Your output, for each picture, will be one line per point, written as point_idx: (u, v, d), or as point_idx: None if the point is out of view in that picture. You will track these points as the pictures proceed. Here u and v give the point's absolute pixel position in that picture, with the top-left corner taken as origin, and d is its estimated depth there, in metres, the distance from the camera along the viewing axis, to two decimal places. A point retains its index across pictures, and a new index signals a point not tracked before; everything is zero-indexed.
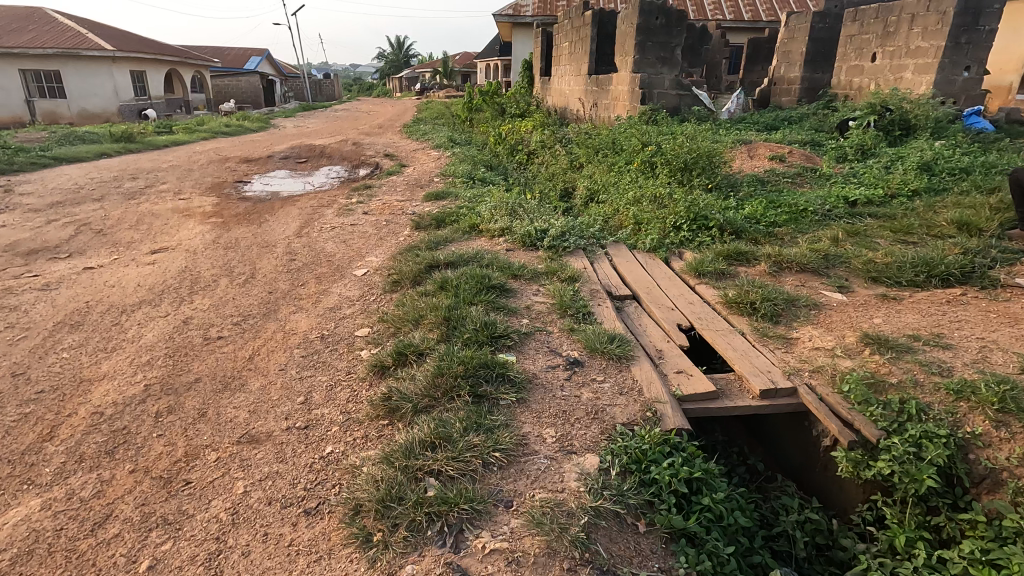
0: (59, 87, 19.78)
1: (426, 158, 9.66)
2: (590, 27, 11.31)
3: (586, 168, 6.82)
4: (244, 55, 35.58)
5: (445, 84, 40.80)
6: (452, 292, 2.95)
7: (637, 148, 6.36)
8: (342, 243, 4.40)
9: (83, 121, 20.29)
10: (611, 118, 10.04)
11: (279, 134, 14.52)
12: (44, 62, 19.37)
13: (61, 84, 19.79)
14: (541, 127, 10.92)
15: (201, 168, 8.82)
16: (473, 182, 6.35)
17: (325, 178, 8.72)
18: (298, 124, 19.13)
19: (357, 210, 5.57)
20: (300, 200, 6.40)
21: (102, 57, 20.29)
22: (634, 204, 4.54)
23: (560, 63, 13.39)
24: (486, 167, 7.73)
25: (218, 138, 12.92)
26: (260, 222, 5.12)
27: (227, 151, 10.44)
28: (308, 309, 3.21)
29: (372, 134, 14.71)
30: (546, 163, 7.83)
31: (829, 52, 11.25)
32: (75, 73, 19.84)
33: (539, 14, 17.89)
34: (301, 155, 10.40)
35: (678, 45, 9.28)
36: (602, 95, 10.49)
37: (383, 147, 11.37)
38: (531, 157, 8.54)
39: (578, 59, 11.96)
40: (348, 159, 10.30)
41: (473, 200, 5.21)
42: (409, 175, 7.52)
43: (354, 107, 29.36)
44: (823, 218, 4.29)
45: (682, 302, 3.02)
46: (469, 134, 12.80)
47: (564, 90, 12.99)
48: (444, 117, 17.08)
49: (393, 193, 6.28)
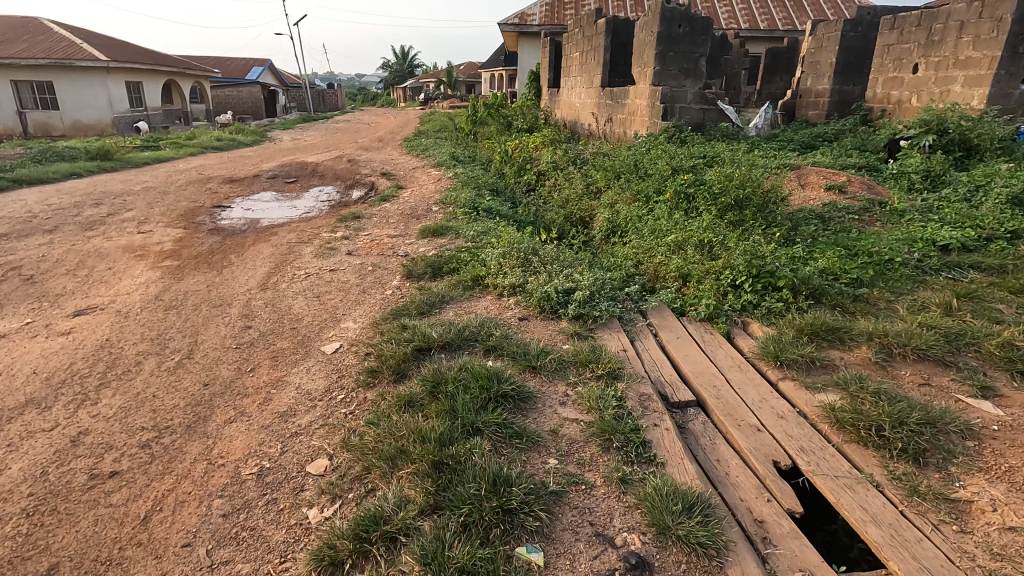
0: (52, 98, 19.24)
1: (425, 179, 8.87)
2: (604, 36, 10.52)
3: (606, 196, 5.99)
4: (245, 65, 35.08)
5: (449, 94, 40.22)
6: (447, 403, 2.10)
7: (666, 174, 5.52)
8: (315, 302, 3.56)
9: (76, 133, 19.63)
10: (628, 134, 9.23)
11: (273, 149, 13.81)
12: (37, 73, 18.85)
13: (54, 95, 19.18)
14: (551, 144, 10.11)
15: (178, 191, 8.03)
16: (477, 214, 5.53)
17: (314, 202, 7.93)
18: (296, 137, 18.46)
19: (339, 249, 4.75)
20: (278, 233, 5.59)
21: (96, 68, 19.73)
22: (676, 252, 3.69)
23: (569, 75, 12.61)
24: (491, 192, 6.90)
25: (207, 153, 12.20)
26: (222, 266, 4.30)
27: (212, 169, 9.68)
28: (250, 415, 2.36)
29: (371, 149, 13.95)
30: (558, 188, 7.01)
31: (861, 62, 10.40)
32: (68, 84, 19.21)
33: (546, 23, 17.16)
34: (291, 174, 9.62)
35: (702, 55, 8.45)
36: (617, 109, 9.68)
37: (380, 165, 10.59)
38: (541, 179, 7.73)
39: (590, 70, 11.18)
40: (342, 179, 9.51)
41: (476, 241, 4.37)
42: (405, 201, 6.71)
43: (356, 117, 28.73)
44: (915, 272, 3.42)
45: (769, 416, 2.15)
46: (473, 150, 12.01)
47: (575, 102, 12.21)
48: (447, 130, 16.35)
49: (384, 225, 5.46)
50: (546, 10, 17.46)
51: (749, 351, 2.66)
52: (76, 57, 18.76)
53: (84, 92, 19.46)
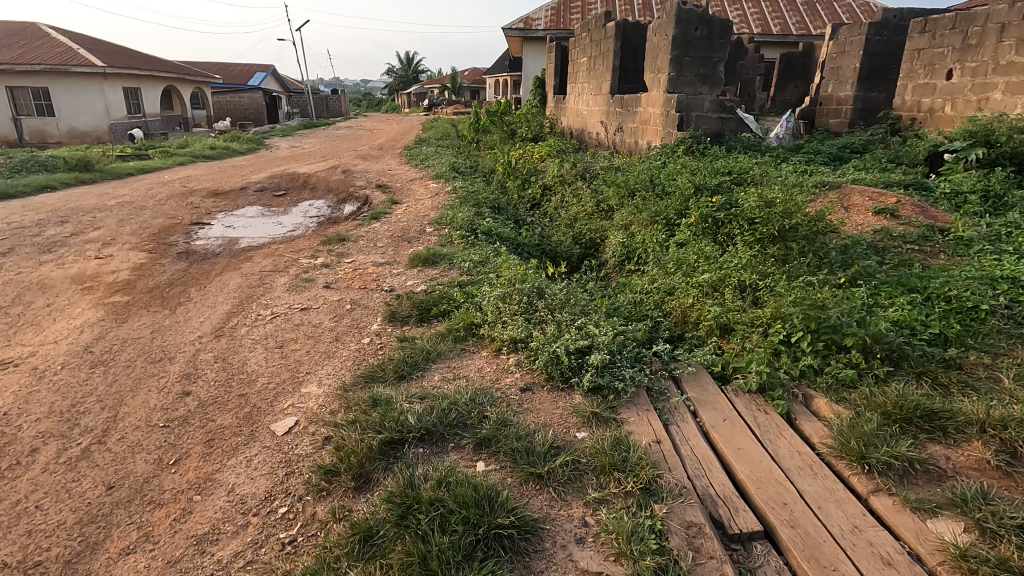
0: (47, 104, 18.86)
1: (422, 193, 8.31)
2: (613, 40, 9.95)
3: (619, 218, 5.38)
4: (247, 70, 34.85)
5: (453, 100, 39.89)
6: (417, 548, 1.50)
7: (688, 193, 4.91)
8: (275, 355, 2.97)
9: (72, 140, 19.15)
10: (639, 144, 8.64)
11: (268, 158, 13.32)
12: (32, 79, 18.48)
13: (50, 102, 18.75)
14: (556, 155, 9.54)
15: (157, 206, 7.49)
16: (476, 237, 4.92)
17: (303, 218, 7.38)
18: (294, 145, 17.97)
19: (315, 281, 4.16)
20: (253, 258, 5.01)
21: (93, 74, 19.32)
22: (710, 296, 3.07)
23: (576, 81, 12.04)
24: (492, 210, 6.31)
25: (197, 163, 11.70)
26: (178, 303, 3.73)
27: (197, 181, 9.15)
28: (155, 542, 1.75)
29: (369, 158, 13.40)
30: (566, 207, 6.41)
31: (887, 67, 9.75)
32: (65, 91, 18.76)
33: (552, 28, 16.67)
34: (281, 186, 9.08)
35: (721, 61, 7.85)
36: (628, 118, 9.09)
37: (376, 176, 10.03)
38: (547, 195, 7.14)
39: (599, 77, 10.61)
40: (334, 192, 8.95)
41: (473, 275, 3.77)
42: (397, 220, 6.13)
43: (360, 124, 28.46)
44: (1007, 322, 2.78)
45: (873, 564, 1.53)
46: (474, 160, 11.46)
47: (582, 110, 11.64)
48: (449, 137, 15.84)
49: (371, 250, 4.87)
50: (552, 15, 17.00)
51: (822, 442, 2.05)
52: (72, 63, 18.32)
53: (81, 99, 19.01)
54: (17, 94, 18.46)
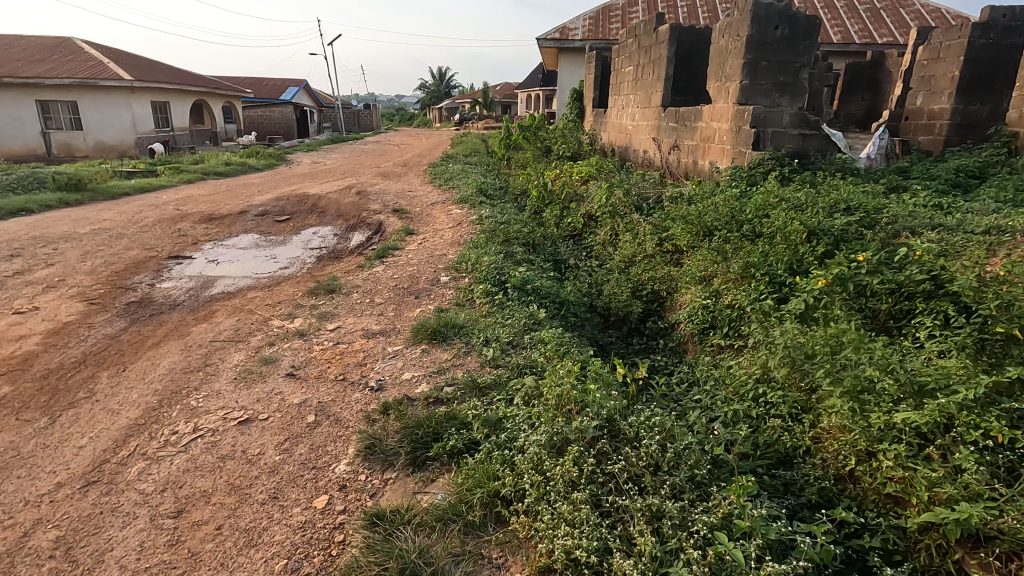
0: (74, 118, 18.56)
1: (444, 220, 7.14)
2: (665, 46, 8.67)
3: (694, 269, 4.08)
4: (280, 85, 34.88)
5: (484, 115, 39.22)
6: None
7: (797, 239, 3.55)
8: (159, 541, 1.74)
9: (98, 154, 18.76)
10: (701, 165, 7.31)
11: (284, 176, 12.46)
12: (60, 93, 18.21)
13: (78, 115, 18.41)
14: (598, 178, 8.26)
15: (138, 234, 6.50)
16: (505, 294, 3.67)
17: (302, 251, 6.29)
18: (317, 160, 17.24)
19: (277, 363, 2.95)
20: (214, 315, 3.86)
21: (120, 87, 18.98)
22: (923, 459, 1.76)
23: (620, 94, 10.78)
24: (525, 249, 5.05)
25: (207, 181, 10.86)
26: (68, 404, 2.56)
27: (195, 203, 8.20)
28: None
29: (391, 176, 12.40)
30: (619, 247, 5.12)
31: (993, 75, 7.58)
32: (92, 104, 18.40)
33: (591, 39, 15.54)
34: (286, 210, 8.04)
35: (806, 65, 6.44)
36: (686, 135, 7.76)
37: (394, 198, 8.93)
38: (594, 227, 5.85)
39: (648, 88, 9.32)
40: (345, 218, 7.86)
41: (500, 373, 2.51)
42: (407, 259, 4.94)
43: (388, 138, 27.83)
44: None
45: None
46: (505, 182, 10.28)
47: (626, 125, 10.38)
48: (478, 154, 14.83)
49: (364, 310, 3.66)
50: (590, 24, 16.05)
51: None
52: (100, 76, 17.96)
53: (108, 112, 18.63)
54: (46, 108, 18.17)
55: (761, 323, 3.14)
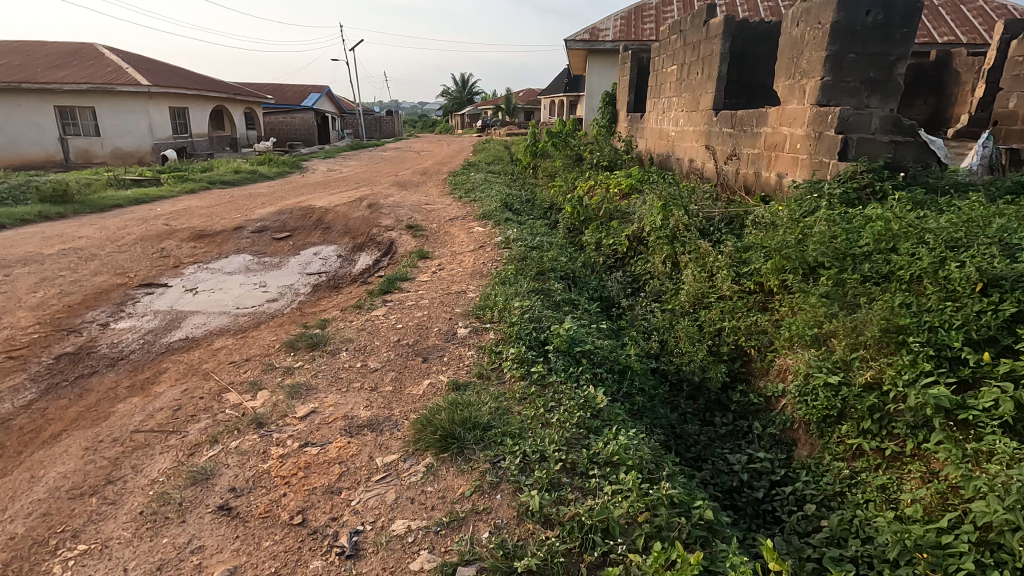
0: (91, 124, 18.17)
1: (464, 239, 6.18)
2: (719, 41, 7.60)
3: (797, 322, 3.06)
4: (303, 91, 34.62)
5: (507, 122, 38.49)
6: None
7: (971, 294, 2.51)
8: None
9: (115, 160, 18.30)
10: (767, 178, 6.24)
11: (295, 186, 11.71)
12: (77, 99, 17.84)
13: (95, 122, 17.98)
14: (641, 193, 7.23)
15: (114, 256, 5.67)
16: (547, 362, 2.66)
17: (298, 277, 5.39)
18: (334, 168, 16.52)
19: (211, 481, 1.98)
20: (159, 380, 2.93)
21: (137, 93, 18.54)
22: None
23: (660, 97, 9.72)
24: (565, 285, 4.04)
25: (211, 192, 10.12)
26: None
27: (189, 218, 7.39)
28: None
29: (409, 187, 11.55)
30: (681, 284, 4.11)
31: None
32: (110, 110, 17.96)
33: (623, 40, 14.56)
34: (287, 226, 7.17)
35: (902, 60, 5.28)
36: (747, 142, 6.68)
37: (408, 212, 8.00)
38: (646, 254, 4.82)
39: (696, 90, 8.25)
40: (352, 235, 6.96)
41: (555, 544, 1.56)
42: (417, 295, 3.96)
43: (409, 145, 27.19)
44: None
45: None
46: (532, 194, 9.30)
47: (668, 131, 9.33)
48: (502, 162, 13.96)
49: (351, 382, 2.68)
50: (621, 24, 15.11)
51: None
52: (118, 82, 17.54)
53: (126, 118, 18.17)
54: (64, 115, 17.78)
55: (943, 435, 2.15)
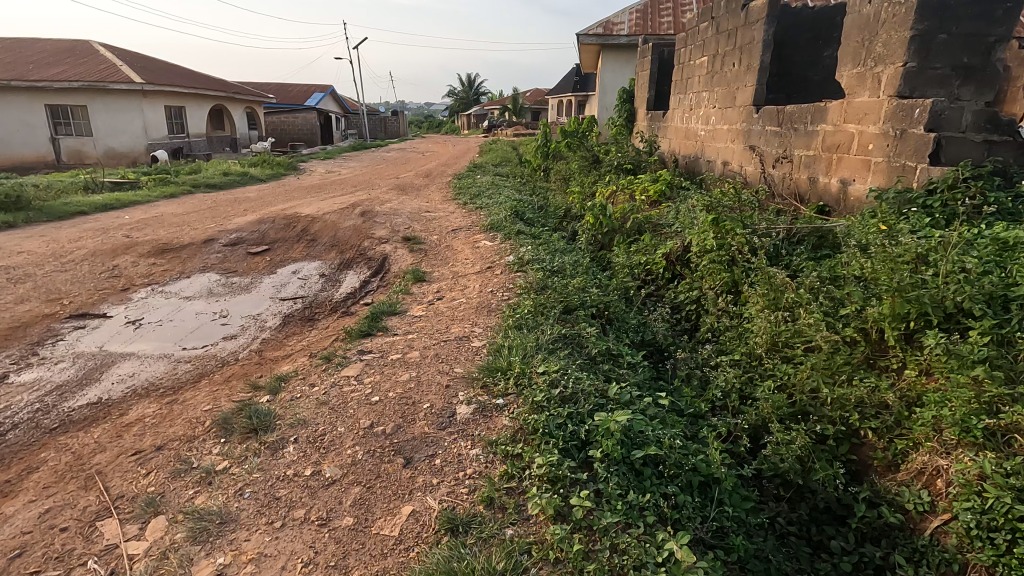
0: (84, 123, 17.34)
1: (471, 256, 5.25)
2: (761, 27, 6.63)
3: (949, 405, 2.14)
4: (306, 91, 33.85)
5: (514, 122, 37.56)
6: None
7: None
8: None
9: (109, 161, 17.49)
10: (828, 185, 5.28)
11: (288, 190, 10.83)
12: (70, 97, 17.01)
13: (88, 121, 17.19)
14: (673, 202, 6.28)
15: (53, 276, 4.77)
16: (594, 484, 1.74)
17: (270, 305, 4.48)
18: (333, 170, 15.65)
19: None
20: (18, 489, 2.00)
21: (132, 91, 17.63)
22: None
23: (688, 93, 8.76)
24: (599, 328, 3.11)
25: (193, 196, 9.24)
26: None
27: (156, 228, 6.49)
28: None
29: (410, 191, 10.65)
30: (752, 326, 3.17)
31: None
32: (103, 109, 17.16)
33: (640, 34, 13.64)
34: (267, 237, 6.27)
35: (1001, 42, 4.34)
36: (799, 142, 5.72)
37: (406, 221, 7.08)
38: (697, 281, 3.87)
39: (733, 84, 7.29)
40: (340, 250, 6.05)
41: None
42: (406, 340, 3.03)
43: (413, 146, 26.37)
44: None
45: None
46: (544, 201, 8.36)
47: (698, 130, 8.36)
48: (511, 164, 13.04)
49: (290, 510, 1.74)
50: (638, 18, 14.18)
51: None
52: (110, 79, 16.76)
53: (119, 117, 17.36)
54: (56, 113, 16.99)
55: None
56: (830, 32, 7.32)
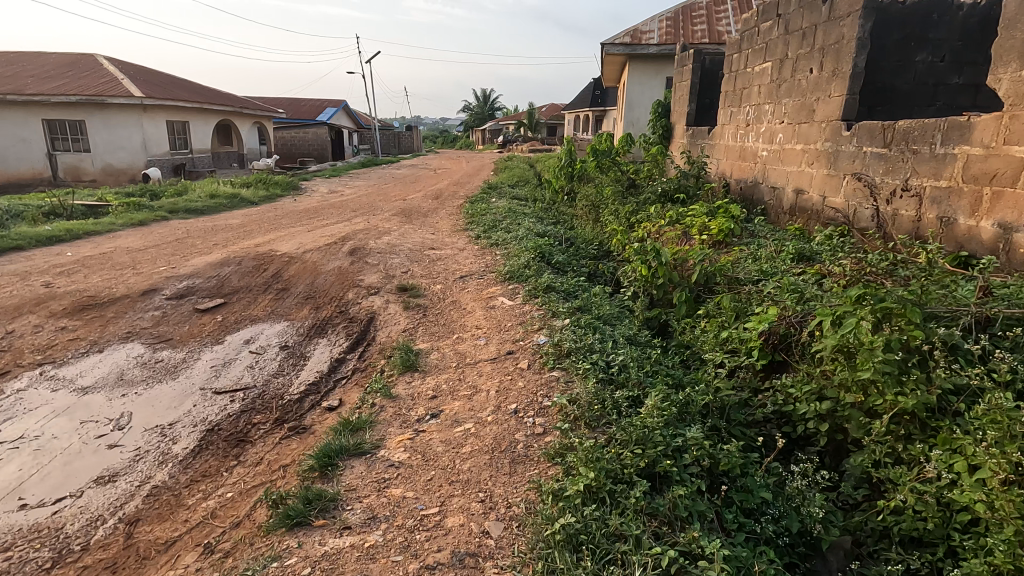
0: (83, 139, 16.19)
1: (484, 324, 3.87)
2: (853, 22, 5.24)
3: None
4: (318, 106, 33.09)
5: (529, 138, 36.41)
6: None
7: None
8: None
9: (106, 178, 16.40)
10: (974, 230, 3.87)
11: (279, 215, 9.61)
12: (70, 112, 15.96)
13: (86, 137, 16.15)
14: (748, 248, 4.84)
15: None
16: None
17: (196, 403, 3.13)
18: (336, 190, 14.48)
19: None
20: None
21: (133, 105, 16.34)
22: None
23: (745, 105, 7.37)
24: (719, 527, 1.71)
25: (166, 224, 8.03)
26: None
27: (94, 271, 5.22)
28: None
29: (416, 217, 9.36)
30: (993, 522, 1.82)
31: None
32: (102, 124, 16.16)
33: (672, 43, 12.34)
34: (226, 285, 4.97)
35: None
36: (922, 170, 4.30)
37: (404, 262, 5.76)
38: (842, 399, 2.48)
39: (811, 94, 5.90)
40: (315, 304, 4.73)
41: None
42: (362, 554, 1.68)
43: (426, 162, 25.28)
44: None
45: None
46: (573, 236, 6.98)
47: (758, 149, 6.97)
48: (529, 186, 11.74)
49: None
50: (668, 25, 12.91)
51: None
52: (107, 92, 15.82)
53: (118, 133, 16.32)
54: (53, 128, 16.03)
55: None
56: (926, 32, 5.96)
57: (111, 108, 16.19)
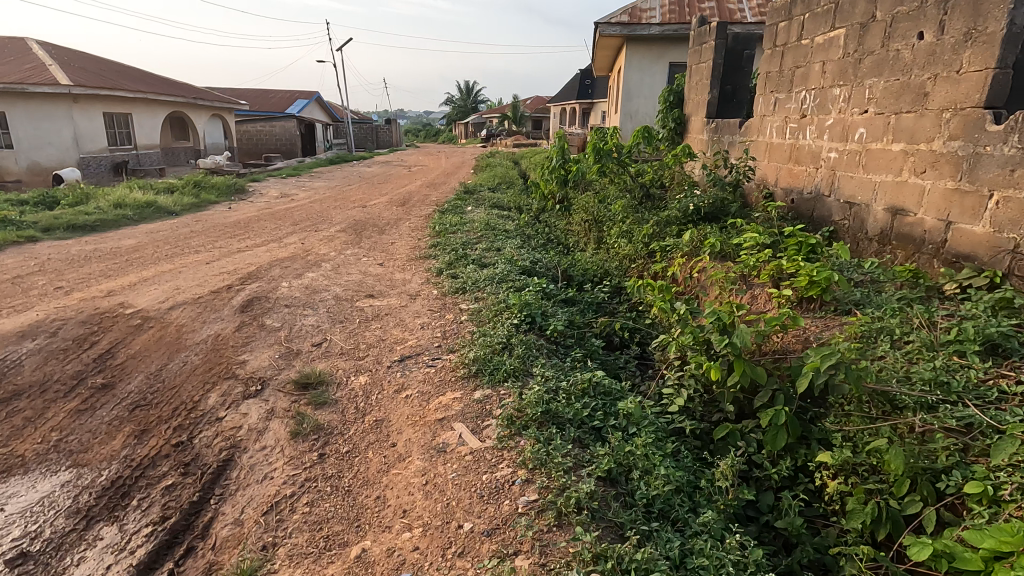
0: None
1: (419, 512, 1.95)
2: None
3: None
4: (288, 97, 30.75)
5: (513, 132, 34.36)
6: None
7: None
8: None
9: (32, 179, 13.76)
10: None
11: (197, 231, 7.56)
12: None
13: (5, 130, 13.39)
14: (871, 318, 2.96)
15: None
16: None
17: None
18: (287, 193, 12.40)
19: None
20: None
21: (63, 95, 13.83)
22: None
23: (798, 90, 5.51)
24: None
25: (26, 251, 5.94)
26: None
27: None
28: None
29: (370, 233, 7.40)
30: None
31: None
32: (25, 116, 13.43)
33: (678, 23, 10.48)
34: (4, 383, 2.98)
35: None
36: None
37: (320, 321, 3.82)
38: None
39: (920, 70, 4.03)
40: (142, 419, 2.76)
41: None
42: None
43: (401, 159, 23.18)
44: None
45: None
46: (573, 268, 5.08)
47: (822, 150, 5.12)
48: (513, 191, 9.82)
49: None
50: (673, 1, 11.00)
51: None
52: (29, 78, 13.34)
53: (45, 126, 13.75)
54: None
55: None
56: None
57: (36, 96, 13.52)
